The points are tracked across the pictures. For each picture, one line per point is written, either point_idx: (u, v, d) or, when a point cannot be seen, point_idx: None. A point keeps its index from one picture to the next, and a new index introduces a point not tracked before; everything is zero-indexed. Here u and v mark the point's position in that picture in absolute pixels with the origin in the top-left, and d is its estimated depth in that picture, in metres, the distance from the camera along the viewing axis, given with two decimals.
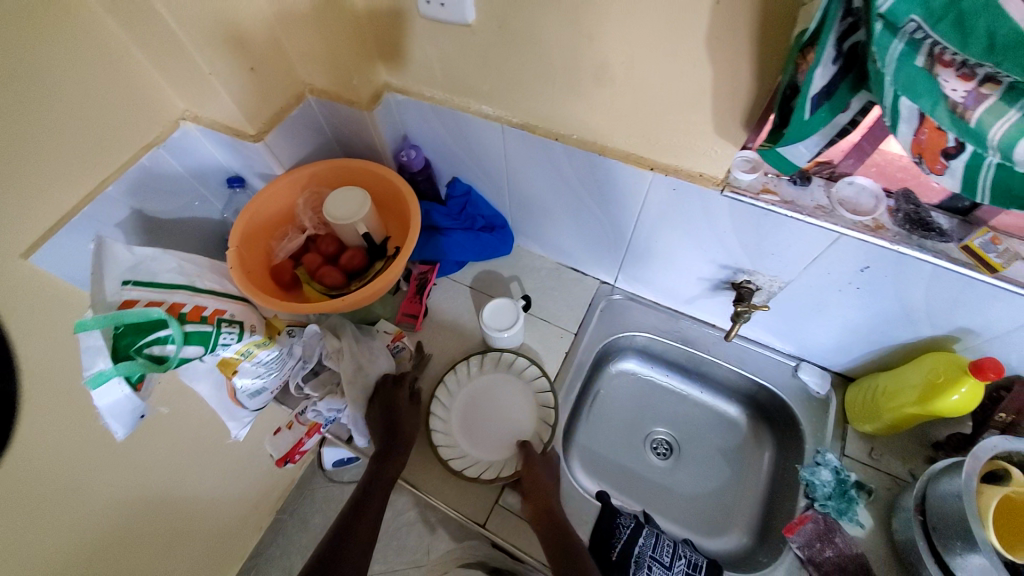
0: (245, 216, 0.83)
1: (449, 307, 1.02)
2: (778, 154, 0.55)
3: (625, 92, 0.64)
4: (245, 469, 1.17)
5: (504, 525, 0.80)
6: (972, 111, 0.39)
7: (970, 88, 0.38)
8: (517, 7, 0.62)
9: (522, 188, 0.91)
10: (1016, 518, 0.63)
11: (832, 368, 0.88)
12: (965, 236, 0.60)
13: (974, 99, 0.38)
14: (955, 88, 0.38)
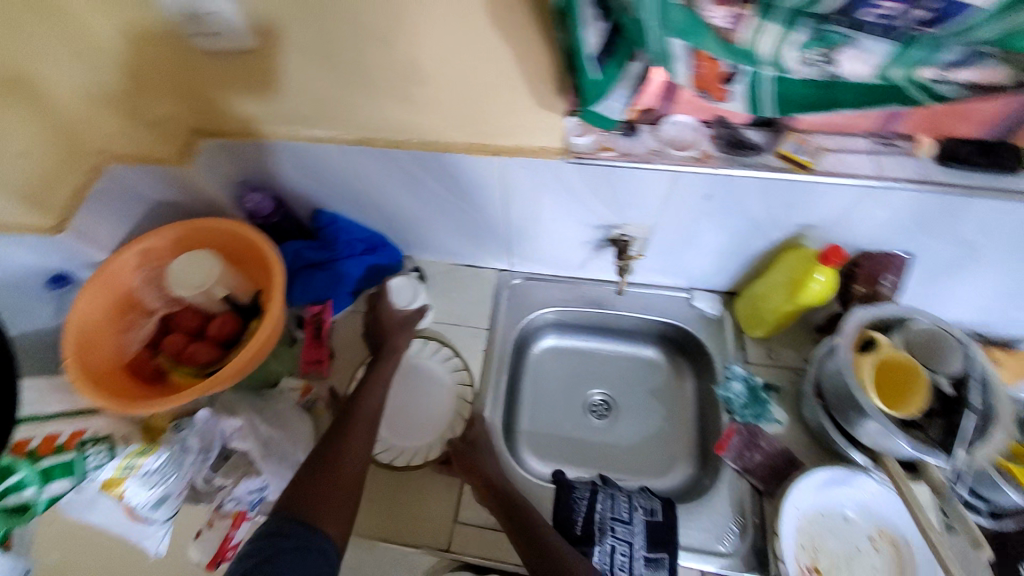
0: (75, 316, 0.73)
1: (355, 343, 0.97)
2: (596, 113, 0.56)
3: (440, 84, 0.63)
4: None
5: (467, 540, 0.78)
6: (739, 33, 0.43)
7: (730, 12, 0.41)
8: (298, 23, 0.59)
9: (385, 202, 0.88)
10: (889, 377, 0.71)
11: (720, 289, 0.95)
12: (777, 145, 0.65)
13: (737, 21, 0.42)
14: (719, 16, 0.42)
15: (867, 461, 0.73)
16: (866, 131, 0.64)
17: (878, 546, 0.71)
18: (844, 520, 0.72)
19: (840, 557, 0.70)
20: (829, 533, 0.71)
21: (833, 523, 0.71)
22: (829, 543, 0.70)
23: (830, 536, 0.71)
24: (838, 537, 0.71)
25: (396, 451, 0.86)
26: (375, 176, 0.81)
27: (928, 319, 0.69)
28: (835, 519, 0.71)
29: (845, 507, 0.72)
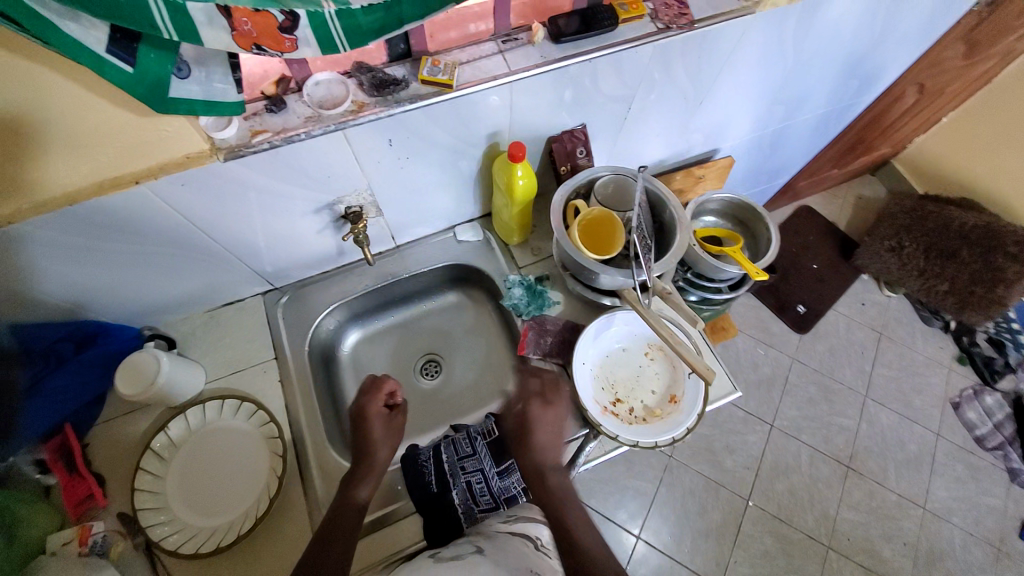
0: None
1: (124, 447, 0.82)
2: (179, 100, 0.51)
3: (28, 118, 0.52)
4: None
5: None
6: None
7: None
8: None
9: (57, 285, 0.72)
10: (598, 234, 0.84)
11: (476, 215, 1.01)
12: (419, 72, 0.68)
13: None
14: None
15: (614, 300, 0.90)
16: (487, 36, 0.73)
17: (653, 358, 0.91)
18: (624, 354, 0.91)
19: (630, 381, 0.89)
20: (617, 369, 0.90)
21: (618, 360, 0.90)
22: (620, 376, 0.89)
23: (618, 370, 0.90)
24: (625, 367, 0.90)
25: (209, 532, 0.76)
26: (8, 262, 0.65)
27: (606, 173, 0.86)
28: (618, 357, 0.91)
29: (620, 344, 0.91)
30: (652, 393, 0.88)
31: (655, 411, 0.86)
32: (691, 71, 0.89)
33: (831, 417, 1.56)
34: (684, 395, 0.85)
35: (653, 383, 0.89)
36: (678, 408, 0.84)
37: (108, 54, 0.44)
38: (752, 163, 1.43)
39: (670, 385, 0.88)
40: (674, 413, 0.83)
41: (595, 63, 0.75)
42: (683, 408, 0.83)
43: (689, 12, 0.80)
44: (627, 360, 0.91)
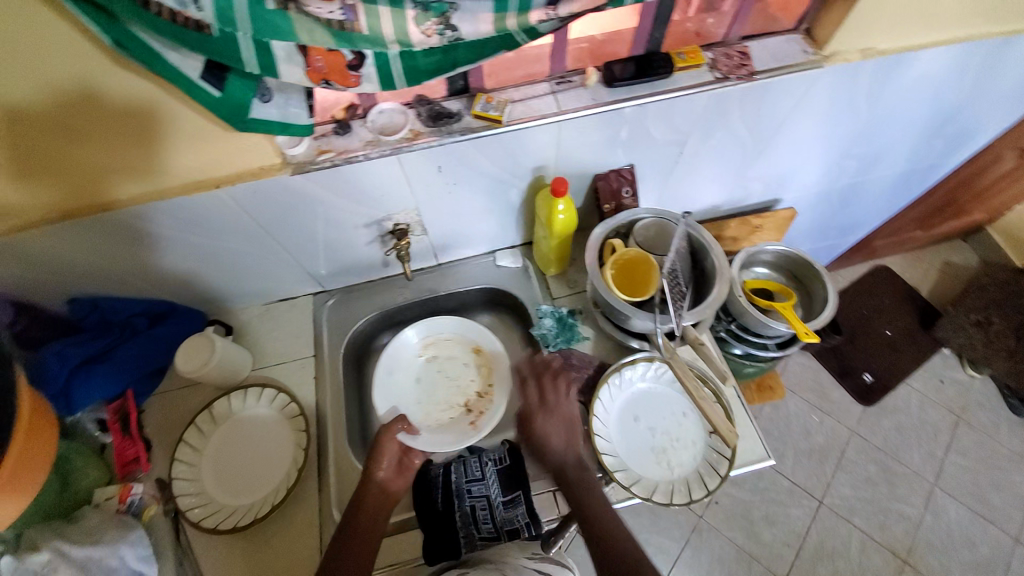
0: None
1: (174, 418, 0.90)
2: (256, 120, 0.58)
3: (141, 122, 0.62)
4: None
5: None
6: (356, 22, 0.46)
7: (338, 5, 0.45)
8: None
9: (142, 266, 0.83)
10: (632, 276, 0.84)
11: (517, 243, 1.04)
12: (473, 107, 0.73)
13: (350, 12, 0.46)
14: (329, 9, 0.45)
15: (643, 343, 0.89)
16: (543, 77, 0.76)
17: (434, 352, 1.00)
18: (423, 382, 0.98)
19: (457, 386, 0.98)
20: (439, 394, 0.97)
21: (430, 388, 0.97)
22: (447, 394, 0.97)
23: (441, 393, 0.97)
24: (450, 380, 0.98)
25: (229, 510, 0.82)
26: (107, 243, 0.76)
27: (648, 216, 0.86)
28: (431, 381, 0.98)
29: (418, 387, 0.97)
30: (465, 363, 0.99)
31: (488, 386, 0.97)
32: (750, 121, 0.87)
33: (892, 502, 1.38)
34: (482, 342, 0.99)
35: (455, 358, 0.99)
36: (486, 356, 0.99)
37: (200, 79, 0.52)
38: (821, 216, 1.34)
39: (463, 343, 1.01)
40: (486, 361, 0.98)
41: (645, 108, 0.76)
42: (486, 352, 0.99)
43: (751, 64, 0.80)
44: (436, 378, 0.99)
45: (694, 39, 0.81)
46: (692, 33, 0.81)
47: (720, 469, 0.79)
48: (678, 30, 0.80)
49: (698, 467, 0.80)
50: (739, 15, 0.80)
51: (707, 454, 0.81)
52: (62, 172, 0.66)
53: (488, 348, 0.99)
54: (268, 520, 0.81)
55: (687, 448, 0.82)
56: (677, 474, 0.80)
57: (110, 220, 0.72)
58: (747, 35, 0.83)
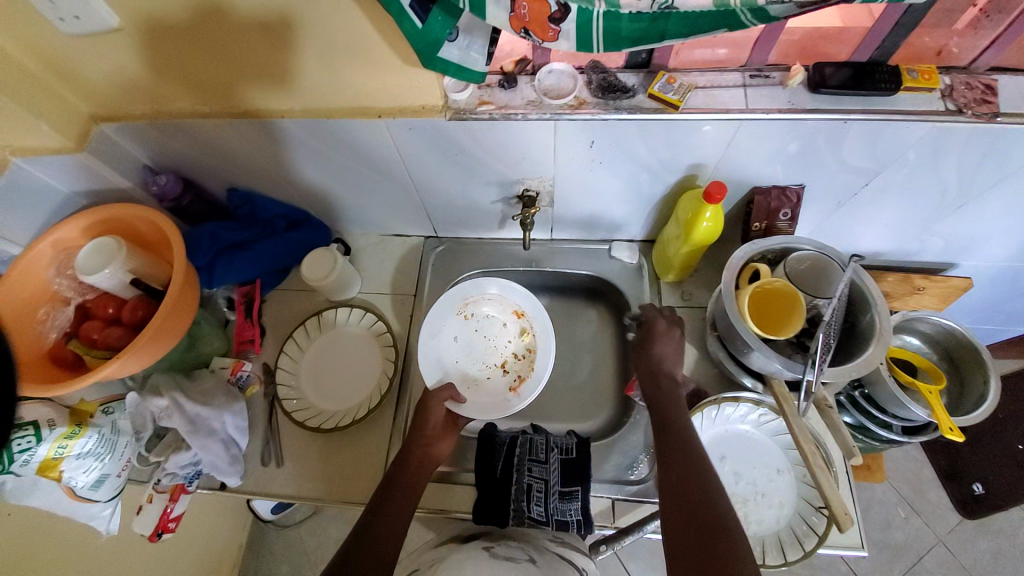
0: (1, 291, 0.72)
1: (287, 316, 0.99)
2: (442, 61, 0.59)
3: (335, 41, 0.64)
4: (179, 546, 1.14)
5: None
6: None
7: None
8: None
9: (292, 175, 0.89)
10: (766, 308, 0.75)
11: (637, 238, 0.98)
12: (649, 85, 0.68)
13: None
14: None
15: (756, 384, 0.80)
16: (735, 66, 0.69)
17: (471, 311, 0.96)
18: (459, 339, 0.95)
19: (493, 345, 0.95)
20: (475, 353, 0.95)
21: (467, 345, 0.95)
22: (481, 355, 0.95)
23: (476, 351, 0.95)
24: (487, 341, 0.95)
25: (316, 411, 0.90)
26: (269, 146, 0.82)
27: (809, 247, 0.75)
28: (466, 340, 0.95)
29: (456, 344, 0.95)
30: (504, 326, 0.96)
31: (524, 349, 0.94)
32: (965, 169, 0.72)
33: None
34: (524, 307, 0.95)
35: (494, 320, 0.96)
36: (529, 321, 0.94)
37: (409, 8, 0.51)
38: (993, 298, 1.12)
39: (503, 305, 0.97)
40: (529, 324, 0.94)
41: (847, 125, 0.66)
42: (530, 316, 0.94)
43: (995, 101, 0.65)
44: (472, 337, 0.96)
45: (932, 59, 0.67)
46: (930, 52, 0.66)
47: (806, 543, 0.72)
48: (914, 44, 0.65)
49: (779, 532, 0.74)
50: (1001, 40, 0.62)
51: (795, 522, 0.74)
52: (250, 71, 0.70)
53: (530, 314, 0.94)
54: (346, 431, 0.88)
55: (771, 508, 0.75)
56: (754, 531, 0.74)
57: (279, 125, 0.77)
58: (995, 67, 0.67)
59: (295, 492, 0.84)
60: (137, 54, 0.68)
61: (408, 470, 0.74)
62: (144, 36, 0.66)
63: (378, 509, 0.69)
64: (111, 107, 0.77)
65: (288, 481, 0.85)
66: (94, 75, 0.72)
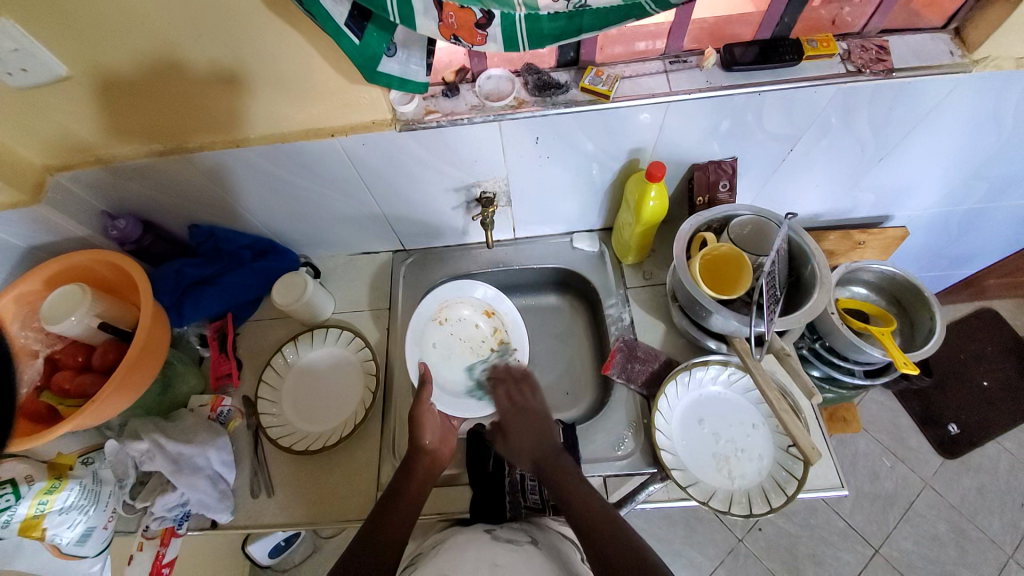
0: None
1: (263, 346, 0.99)
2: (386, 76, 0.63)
3: (280, 67, 0.67)
4: None
5: None
6: None
7: None
8: (97, 26, 0.59)
9: (253, 205, 0.90)
10: (715, 273, 0.81)
11: (597, 227, 1.03)
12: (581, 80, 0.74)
13: None
14: None
15: (720, 345, 0.85)
16: (656, 55, 0.75)
17: (446, 316, 0.99)
18: (439, 345, 0.97)
19: (470, 347, 0.98)
20: (454, 355, 0.97)
21: (446, 350, 0.97)
22: (460, 357, 0.97)
23: (455, 354, 0.97)
24: (463, 342, 0.98)
25: (302, 435, 0.90)
26: (229, 179, 0.84)
27: (747, 212, 0.82)
28: (444, 344, 0.98)
29: (434, 350, 0.97)
30: (478, 328, 0.99)
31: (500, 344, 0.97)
32: (874, 125, 0.80)
33: (956, 567, 1.32)
34: (496, 305, 0.98)
35: (468, 323, 0.99)
36: (501, 318, 0.97)
37: (346, 26, 0.55)
38: (931, 244, 1.20)
39: (474, 306, 0.99)
40: (501, 321, 0.98)
41: (761, 96, 0.72)
42: (501, 313, 0.97)
43: (889, 59, 0.72)
44: (449, 342, 0.98)
45: (828, 27, 0.75)
46: (825, 22, 0.75)
47: (788, 488, 0.75)
48: (811, 17, 0.75)
49: (762, 482, 0.77)
50: (884, 5, 0.71)
51: (775, 471, 0.77)
52: (203, 106, 0.72)
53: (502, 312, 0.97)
54: (335, 450, 0.88)
55: (752, 461, 0.79)
56: (739, 485, 0.78)
57: (236, 156, 0.78)
58: (885, 29, 0.76)
59: (288, 518, 0.83)
60: (85, 101, 0.70)
61: (415, 475, 0.75)
62: (91, 83, 0.67)
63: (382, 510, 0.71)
64: (64, 155, 0.78)
65: (281, 508, 0.84)
66: (43, 125, 0.72)
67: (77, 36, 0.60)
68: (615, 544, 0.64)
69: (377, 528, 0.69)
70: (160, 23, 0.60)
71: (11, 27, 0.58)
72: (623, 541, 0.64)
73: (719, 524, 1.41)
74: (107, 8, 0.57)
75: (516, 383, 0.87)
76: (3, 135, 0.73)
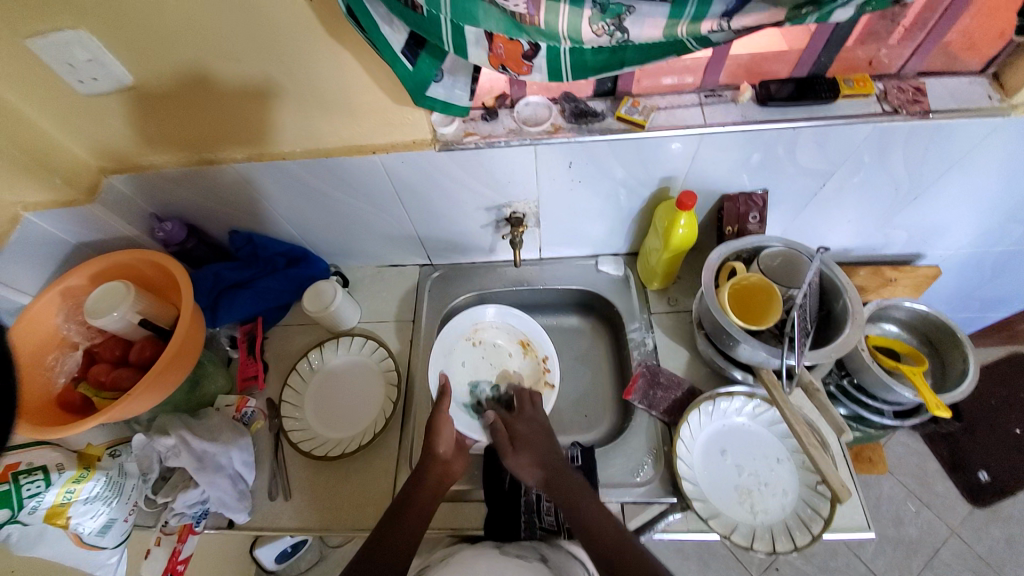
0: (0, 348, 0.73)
1: (290, 351, 1.01)
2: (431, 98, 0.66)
3: (331, 85, 0.70)
4: None
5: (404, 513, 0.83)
6: (538, 16, 0.49)
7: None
8: (167, 42, 0.64)
9: (291, 215, 0.94)
10: (745, 304, 0.81)
11: (622, 251, 1.03)
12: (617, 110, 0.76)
13: (533, 6, 0.48)
14: (516, 3, 0.48)
15: (746, 376, 0.85)
16: (691, 89, 0.77)
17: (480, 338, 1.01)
18: (468, 364, 0.99)
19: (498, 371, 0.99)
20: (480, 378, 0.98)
21: (474, 369, 0.98)
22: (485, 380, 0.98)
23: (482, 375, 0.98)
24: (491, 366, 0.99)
25: (322, 440, 0.91)
26: (271, 189, 0.87)
27: (777, 244, 0.82)
28: (472, 364, 0.99)
29: (463, 367, 0.98)
30: (510, 355, 1.01)
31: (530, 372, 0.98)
32: (910, 163, 0.80)
33: None
34: (530, 336, 1.00)
35: (501, 349, 1.01)
36: (535, 350, 0.99)
37: (401, 53, 0.58)
38: (964, 284, 1.18)
39: (510, 334, 1.02)
40: (535, 353, 0.99)
41: (795, 131, 0.73)
42: (535, 346, 0.99)
43: (925, 102, 0.73)
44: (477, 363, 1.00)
45: (864, 68, 0.76)
46: (861, 62, 0.76)
47: (813, 527, 0.73)
48: (847, 57, 0.74)
49: (786, 520, 0.75)
50: (922, 47, 0.72)
51: (800, 508, 0.75)
52: (255, 118, 0.76)
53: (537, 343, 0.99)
54: (353, 457, 0.89)
55: (776, 496, 0.77)
56: (762, 520, 0.76)
57: (279, 166, 0.82)
58: (923, 71, 0.76)
59: (303, 523, 0.84)
60: (147, 110, 0.74)
61: (429, 486, 0.75)
62: (155, 93, 0.71)
63: (397, 517, 0.71)
64: (120, 160, 0.82)
65: (297, 512, 0.85)
66: (106, 130, 0.77)
67: (148, 50, 0.65)
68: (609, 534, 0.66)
69: (387, 532, 0.69)
70: (223, 41, 0.64)
71: (89, 38, 0.63)
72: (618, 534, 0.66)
73: (733, 562, 1.36)
74: (178, 24, 0.62)
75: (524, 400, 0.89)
76: (69, 138, 0.78)
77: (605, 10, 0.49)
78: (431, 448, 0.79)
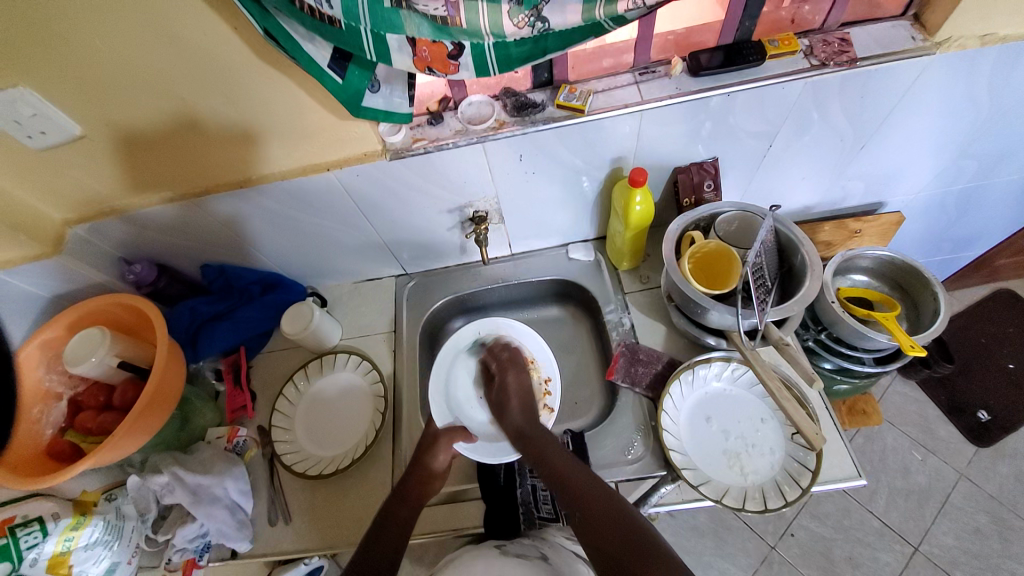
0: None
1: (276, 377, 1.02)
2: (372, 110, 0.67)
3: (275, 110, 0.72)
4: None
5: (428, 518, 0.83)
6: (458, 16, 0.51)
7: (442, 2, 0.50)
8: (108, 88, 0.65)
9: (260, 243, 0.96)
10: (706, 270, 0.84)
11: (591, 236, 1.05)
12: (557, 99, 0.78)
13: (451, 7, 0.50)
14: (435, 6, 0.50)
15: (719, 341, 0.86)
16: (626, 68, 0.79)
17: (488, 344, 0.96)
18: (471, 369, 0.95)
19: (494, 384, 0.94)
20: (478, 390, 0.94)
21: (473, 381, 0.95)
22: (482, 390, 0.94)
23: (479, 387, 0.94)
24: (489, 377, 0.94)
25: (317, 460, 0.92)
26: (234, 218, 0.88)
27: (731, 209, 0.84)
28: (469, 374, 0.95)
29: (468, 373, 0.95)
30: None
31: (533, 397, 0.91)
32: (850, 113, 0.82)
33: (1003, 560, 1.26)
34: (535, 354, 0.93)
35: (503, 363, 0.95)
36: (540, 370, 0.92)
37: (329, 68, 0.60)
38: (932, 226, 1.20)
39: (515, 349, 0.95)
40: (537, 373, 0.92)
41: (732, 97, 0.75)
42: (541, 365, 0.92)
43: (852, 50, 0.75)
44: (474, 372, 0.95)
45: (789, 26, 0.78)
46: (786, 21, 0.78)
47: (802, 480, 0.74)
48: (772, 19, 0.77)
49: (776, 477, 0.76)
50: None
51: (788, 464, 0.77)
52: (205, 151, 0.77)
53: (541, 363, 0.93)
54: (348, 473, 0.89)
55: (764, 455, 0.79)
56: (752, 481, 0.77)
57: (240, 196, 0.83)
58: (847, 22, 0.79)
59: (306, 545, 0.84)
60: (98, 158, 0.76)
61: (413, 493, 0.77)
62: (103, 138, 0.73)
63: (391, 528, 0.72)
64: (83, 209, 0.84)
65: (299, 535, 0.85)
66: (63, 182, 0.78)
67: (92, 97, 0.66)
68: (601, 500, 0.68)
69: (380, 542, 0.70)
70: (160, 78, 0.65)
71: (31, 94, 0.64)
72: (610, 499, 0.68)
73: (749, 532, 1.35)
74: (115, 70, 0.63)
75: (503, 370, 0.89)
76: (28, 193, 0.79)
77: (522, 2, 0.51)
78: (422, 455, 0.80)
